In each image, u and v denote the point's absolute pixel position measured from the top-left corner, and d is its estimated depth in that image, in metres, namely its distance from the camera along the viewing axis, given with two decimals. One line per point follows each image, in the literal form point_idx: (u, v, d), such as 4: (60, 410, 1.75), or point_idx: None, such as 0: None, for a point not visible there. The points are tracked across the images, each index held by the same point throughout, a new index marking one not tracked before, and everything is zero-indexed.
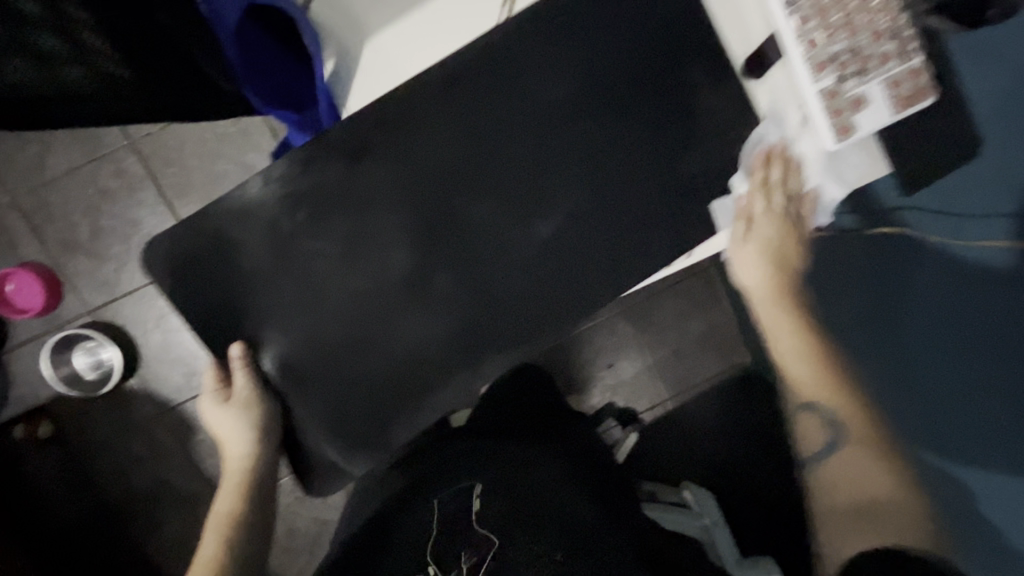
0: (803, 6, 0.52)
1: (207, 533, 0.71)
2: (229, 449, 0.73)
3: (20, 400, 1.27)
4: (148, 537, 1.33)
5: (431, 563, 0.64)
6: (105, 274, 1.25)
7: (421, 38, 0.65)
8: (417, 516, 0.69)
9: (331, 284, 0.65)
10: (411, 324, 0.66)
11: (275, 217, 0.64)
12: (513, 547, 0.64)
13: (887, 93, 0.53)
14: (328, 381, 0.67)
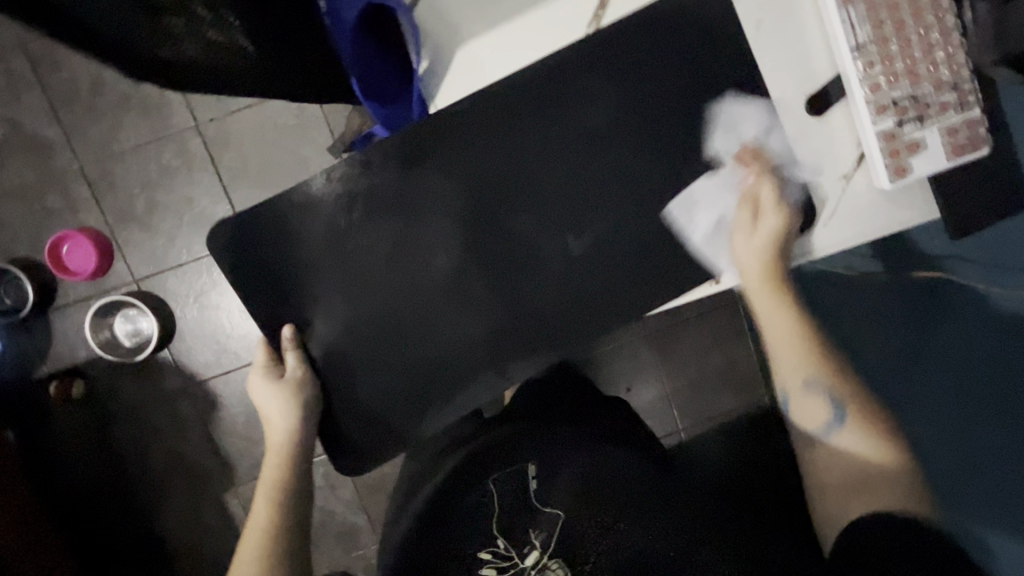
0: (870, 51, 0.54)
1: (257, 496, 0.72)
2: (272, 422, 0.72)
3: (56, 357, 1.31)
4: (158, 507, 1.36)
5: (502, 539, 0.73)
6: (154, 247, 1.30)
7: (512, 40, 0.62)
8: (474, 495, 0.75)
9: (372, 272, 0.67)
10: (461, 315, 0.67)
11: (327, 208, 0.66)
12: (575, 525, 0.72)
13: (944, 140, 0.56)
14: (367, 366, 0.69)
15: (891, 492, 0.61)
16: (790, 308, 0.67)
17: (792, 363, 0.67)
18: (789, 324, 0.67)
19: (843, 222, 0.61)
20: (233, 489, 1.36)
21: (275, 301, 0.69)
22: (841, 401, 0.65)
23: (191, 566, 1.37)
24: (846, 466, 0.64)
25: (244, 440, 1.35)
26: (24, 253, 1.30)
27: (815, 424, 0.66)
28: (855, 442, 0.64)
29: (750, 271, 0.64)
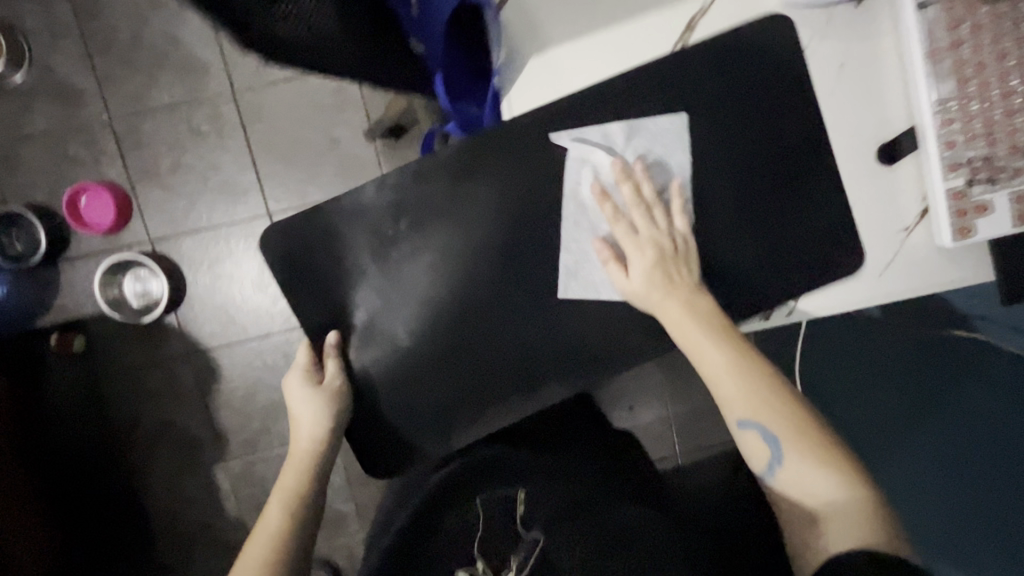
0: (950, 108, 0.54)
1: (274, 499, 0.70)
2: (299, 426, 0.72)
3: (60, 309, 1.29)
4: (144, 472, 1.34)
5: (479, 560, 0.64)
6: (174, 210, 1.28)
7: (596, 50, 0.60)
8: (455, 516, 0.71)
9: (416, 276, 0.70)
10: (504, 337, 0.68)
11: (369, 218, 0.70)
12: (556, 548, 0.63)
13: (1014, 205, 0.55)
14: (409, 363, 0.71)
15: (860, 527, 0.53)
16: (679, 290, 0.62)
17: (725, 377, 0.60)
18: (721, 359, 0.60)
19: (898, 275, 0.60)
20: (222, 463, 1.34)
21: (310, 306, 0.72)
22: (782, 432, 0.58)
23: (169, 535, 1.35)
24: (811, 498, 0.56)
25: (239, 415, 1.33)
26: (41, 199, 1.27)
27: (759, 465, 0.60)
28: (815, 481, 0.56)
29: (645, 287, 0.63)
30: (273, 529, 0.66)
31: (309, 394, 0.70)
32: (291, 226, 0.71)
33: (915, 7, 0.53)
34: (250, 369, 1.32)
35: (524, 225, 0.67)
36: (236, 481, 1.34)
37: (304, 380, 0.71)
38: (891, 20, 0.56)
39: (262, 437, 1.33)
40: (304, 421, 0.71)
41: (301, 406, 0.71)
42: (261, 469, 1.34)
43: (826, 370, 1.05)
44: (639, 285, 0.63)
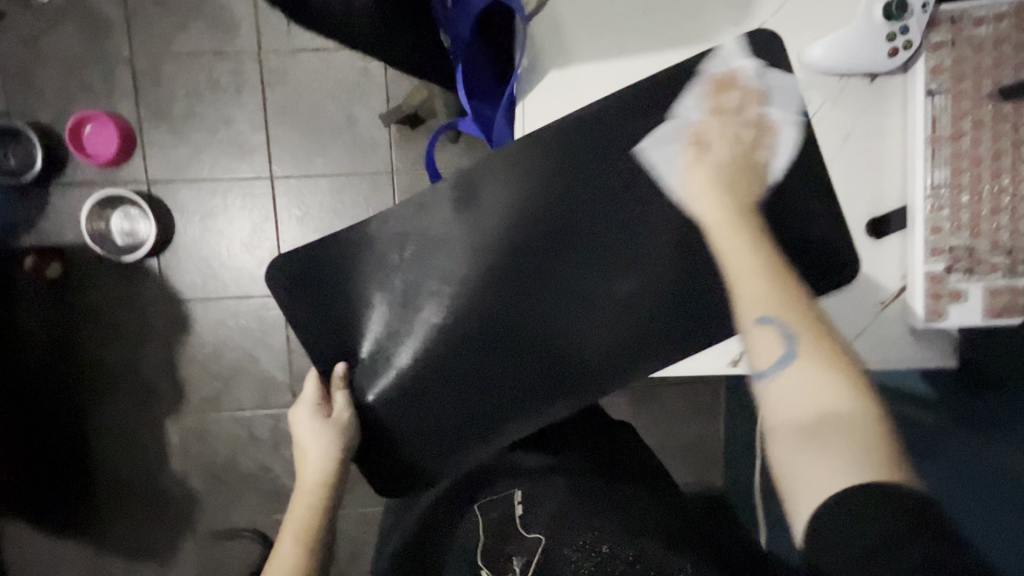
0: (942, 195, 0.56)
1: (285, 534, 0.66)
2: (307, 463, 0.67)
3: (42, 232, 1.27)
4: (95, 411, 1.31)
5: (483, 568, 0.67)
6: (177, 155, 1.28)
7: (617, 75, 0.61)
8: (466, 525, 0.72)
9: (470, 280, 0.65)
10: (506, 360, 0.65)
11: (413, 234, 0.66)
12: (557, 549, 0.65)
13: (986, 299, 0.57)
14: (444, 373, 0.66)
15: (861, 442, 0.44)
16: (739, 196, 0.57)
17: (755, 282, 0.53)
18: (737, 241, 0.55)
19: (868, 344, 0.61)
20: (176, 417, 1.32)
21: (318, 332, 0.68)
22: (802, 328, 0.49)
23: (107, 481, 1.32)
24: (796, 410, 0.47)
25: (203, 372, 1.31)
26: (45, 120, 1.26)
27: (757, 367, 0.51)
28: (813, 388, 0.47)
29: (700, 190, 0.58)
30: (288, 562, 0.65)
31: (318, 430, 0.66)
32: (301, 250, 0.67)
33: (924, 93, 0.55)
34: (222, 327, 1.30)
35: (563, 256, 0.63)
36: (187, 437, 1.32)
37: (312, 417, 0.66)
38: (901, 102, 0.58)
39: (221, 397, 1.32)
40: (313, 461, 0.67)
41: (310, 444, 0.66)
42: (214, 429, 1.32)
43: None
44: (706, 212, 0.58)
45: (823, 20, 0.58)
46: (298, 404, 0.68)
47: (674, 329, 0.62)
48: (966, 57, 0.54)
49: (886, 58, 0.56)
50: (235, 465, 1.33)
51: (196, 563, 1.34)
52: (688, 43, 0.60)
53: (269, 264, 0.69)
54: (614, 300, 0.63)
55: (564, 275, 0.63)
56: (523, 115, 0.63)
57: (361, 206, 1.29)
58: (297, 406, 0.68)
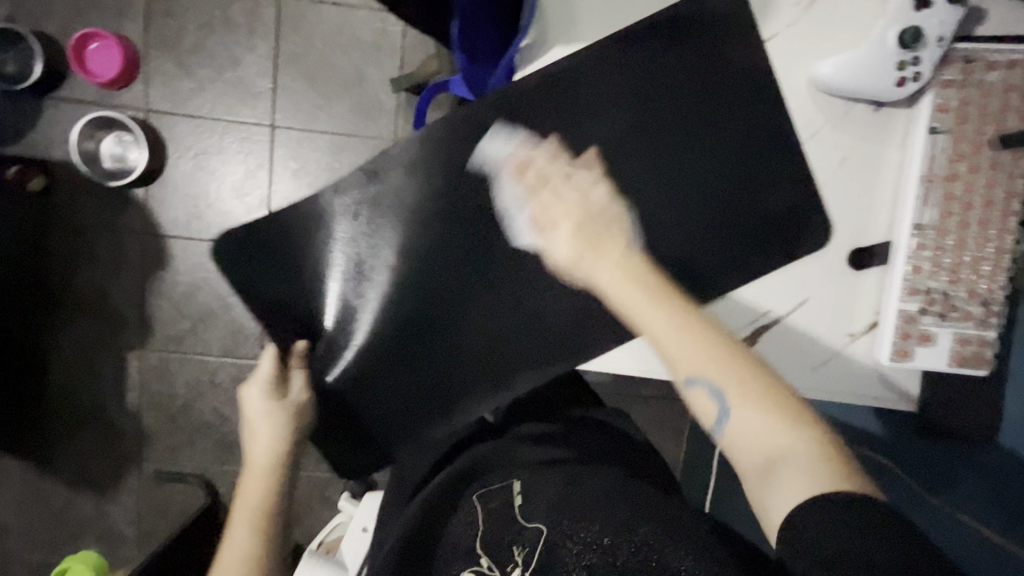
0: (927, 234, 0.55)
1: (239, 520, 0.67)
2: (258, 443, 0.70)
3: (30, 144, 1.24)
4: (58, 333, 1.28)
5: (485, 556, 0.59)
6: (179, 88, 1.25)
7: (620, 68, 0.60)
8: (463, 516, 0.63)
9: (445, 256, 0.66)
10: (461, 340, 0.68)
11: (378, 205, 0.66)
12: (560, 541, 0.58)
13: (953, 346, 0.56)
14: (414, 343, 0.69)
15: (812, 471, 0.45)
16: (608, 253, 0.56)
17: (658, 325, 0.51)
18: (637, 293, 0.53)
19: (830, 374, 0.60)
20: (139, 351, 1.29)
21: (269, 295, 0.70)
22: (728, 380, 0.49)
23: (59, 405, 1.29)
24: (756, 449, 0.48)
25: (173, 310, 1.29)
26: (50, 31, 1.23)
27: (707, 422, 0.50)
28: (762, 427, 0.47)
29: (574, 258, 0.58)
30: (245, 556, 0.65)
31: (273, 408, 0.70)
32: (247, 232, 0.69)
33: (927, 129, 0.54)
34: (199, 267, 1.28)
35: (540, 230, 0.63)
36: (147, 373, 1.30)
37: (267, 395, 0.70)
38: (902, 136, 0.58)
39: (188, 339, 1.29)
40: (267, 437, 0.70)
41: (263, 422, 0.70)
42: (175, 369, 1.30)
43: None
44: (568, 256, 0.58)
45: (835, 39, 0.57)
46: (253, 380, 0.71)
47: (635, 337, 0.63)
48: (973, 100, 0.54)
49: (893, 87, 0.55)
50: (191, 408, 1.31)
51: (137, 501, 1.32)
52: (694, 43, 0.59)
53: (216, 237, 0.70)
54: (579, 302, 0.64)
55: (501, 257, 0.65)
56: (516, 109, 0.63)
57: (358, 168, 1.27)
58: (254, 382, 0.71)
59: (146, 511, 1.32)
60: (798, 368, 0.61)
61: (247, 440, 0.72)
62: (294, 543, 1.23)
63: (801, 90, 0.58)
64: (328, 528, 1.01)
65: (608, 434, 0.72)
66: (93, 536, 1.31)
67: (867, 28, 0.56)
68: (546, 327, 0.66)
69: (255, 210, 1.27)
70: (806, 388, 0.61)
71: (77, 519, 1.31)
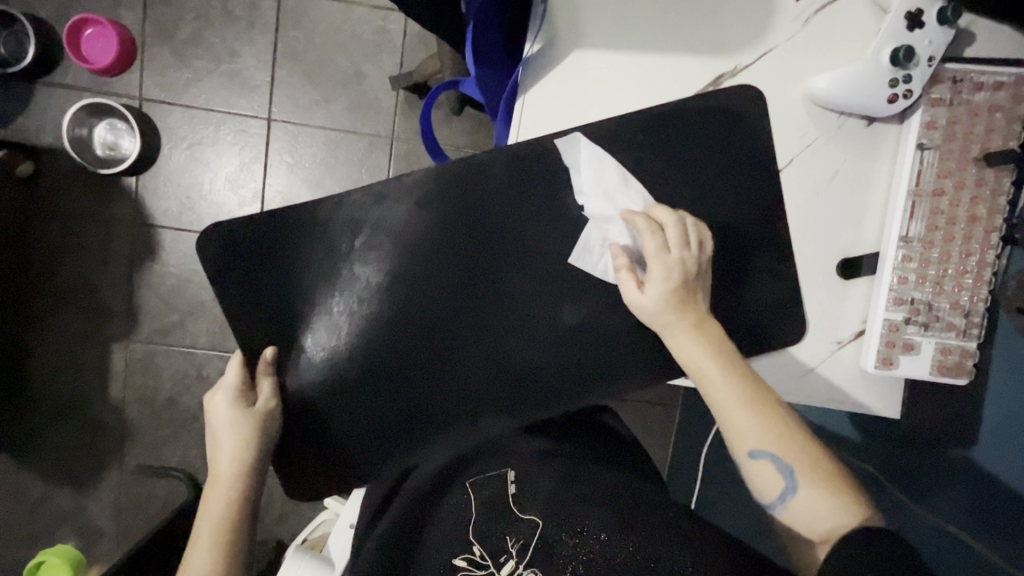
0: (914, 247, 0.57)
1: (202, 534, 0.62)
2: (219, 452, 0.67)
3: (19, 129, 1.22)
4: (41, 321, 1.26)
5: (476, 544, 0.57)
6: (175, 77, 1.24)
7: (624, 74, 0.61)
8: (453, 501, 0.62)
9: (439, 290, 0.69)
10: (440, 367, 0.70)
11: (364, 228, 0.70)
12: (557, 536, 0.55)
13: (935, 355, 0.58)
14: (412, 372, 0.70)
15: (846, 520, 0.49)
16: (691, 313, 0.58)
17: (728, 398, 0.54)
18: (712, 365, 0.55)
19: (816, 381, 0.62)
20: (124, 342, 1.28)
21: (250, 303, 0.72)
22: (796, 459, 0.51)
23: (40, 396, 1.27)
24: (816, 526, 0.50)
25: (160, 302, 1.27)
26: (44, 15, 1.21)
27: (768, 496, 0.52)
28: (818, 509, 0.50)
29: (657, 312, 0.58)
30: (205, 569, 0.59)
31: (239, 416, 0.68)
32: (238, 228, 0.71)
33: (916, 145, 0.56)
34: (189, 260, 1.27)
35: (519, 242, 0.67)
36: (132, 365, 1.28)
37: (235, 402, 0.68)
38: (892, 152, 0.60)
39: (175, 331, 1.28)
40: (230, 445, 0.66)
41: (228, 431, 0.67)
42: (161, 362, 1.28)
43: None
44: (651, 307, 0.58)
45: (830, 55, 0.59)
46: (219, 389, 0.70)
47: (608, 352, 0.67)
48: (960, 119, 0.56)
49: (885, 103, 0.57)
50: (177, 402, 1.29)
51: (117, 495, 1.29)
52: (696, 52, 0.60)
53: (199, 237, 0.72)
54: (558, 330, 0.67)
55: (504, 293, 0.68)
56: (522, 110, 0.62)
57: (354, 165, 1.26)
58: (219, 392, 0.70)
59: (126, 505, 1.30)
60: (785, 373, 0.62)
61: (209, 452, 0.68)
62: (277, 541, 1.21)
63: (795, 104, 0.60)
64: (311, 527, 1.02)
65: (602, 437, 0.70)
66: (70, 530, 1.29)
67: (861, 46, 0.58)
68: (527, 352, 0.68)
69: (248, 204, 1.26)
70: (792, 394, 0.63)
71: (55, 512, 1.29)
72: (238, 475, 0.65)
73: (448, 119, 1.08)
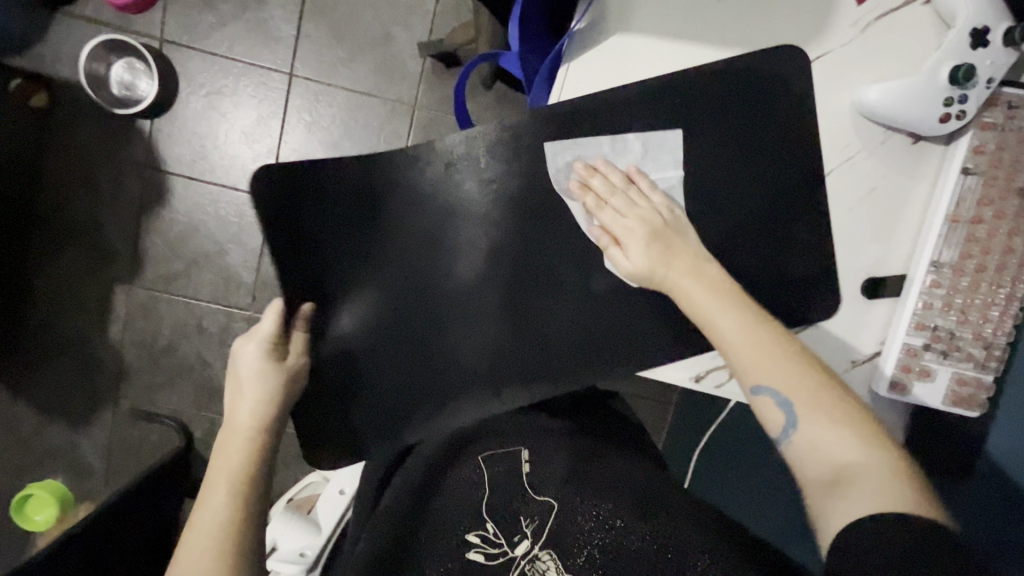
0: (944, 273, 0.57)
1: (217, 481, 0.59)
2: (241, 401, 0.64)
3: (35, 58, 1.19)
4: (45, 256, 1.25)
5: (490, 522, 0.58)
6: (199, 21, 1.21)
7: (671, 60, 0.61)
8: (465, 475, 0.63)
9: (469, 252, 0.68)
10: (467, 329, 0.69)
11: (396, 186, 0.69)
12: (570, 514, 0.56)
13: (951, 385, 0.58)
14: (446, 333, 0.69)
15: (883, 489, 0.44)
16: (685, 261, 0.58)
17: (735, 336, 0.53)
18: (732, 321, 0.54)
19: None
20: (128, 286, 1.27)
21: (275, 246, 0.71)
22: (799, 392, 0.49)
23: (39, 331, 1.27)
24: (823, 461, 0.47)
25: (167, 249, 1.26)
26: None
27: (771, 433, 0.51)
28: (830, 439, 0.47)
29: (647, 268, 0.60)
30: (220, 518, 0.56)
31: (269, 369, 0.66)
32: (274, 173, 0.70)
33: (961, 168, 0.56)
34: (198, 209, 1.25)
35: (542, 225, 0.66)
36: (133, 309, 1.27)
37: (266, 355, 0.67)
38: (933, 173, 0.59)
39: (179, 280, 1.27)
40: (252, 393, 0.64)
41: (252, 381, 0.65)
42: (162, 309, 1.28)
43: (742, 472, 0.94)
44: (640, 266, 0.60)
45: (888, 65, 0.58)
46: (251, 337, 0.68)
47: (622, 341, 0.66)
48: (1008, 145, 0.56)
49: (937, 122, 0.56)
50: (175, 350, 1.29)
51: (109, 437, 1.30)
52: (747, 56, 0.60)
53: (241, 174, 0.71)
54: (584, 280, 0.66)
55: (534, 258, 0.66)
56: (564, 81, 0.62)
57: (373, 130, 1.24)
58: (251, 340, 0.68)
59: (117, 448, 1.30)
60: None
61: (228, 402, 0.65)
62: None
63: (842, 114, 0.60)
64: (298, 488, 1.02)
65: (607, 425, 0.70)
66: (59, 466, 1.29)
67: (920, 58, 0.57)
68: (555, 312, 0.66)
69: (262, 158, 1.24)
70: None
71: (45, 447, 1.29)
72: (261, 427, 0.63)
73: (475, 93, 1.06)
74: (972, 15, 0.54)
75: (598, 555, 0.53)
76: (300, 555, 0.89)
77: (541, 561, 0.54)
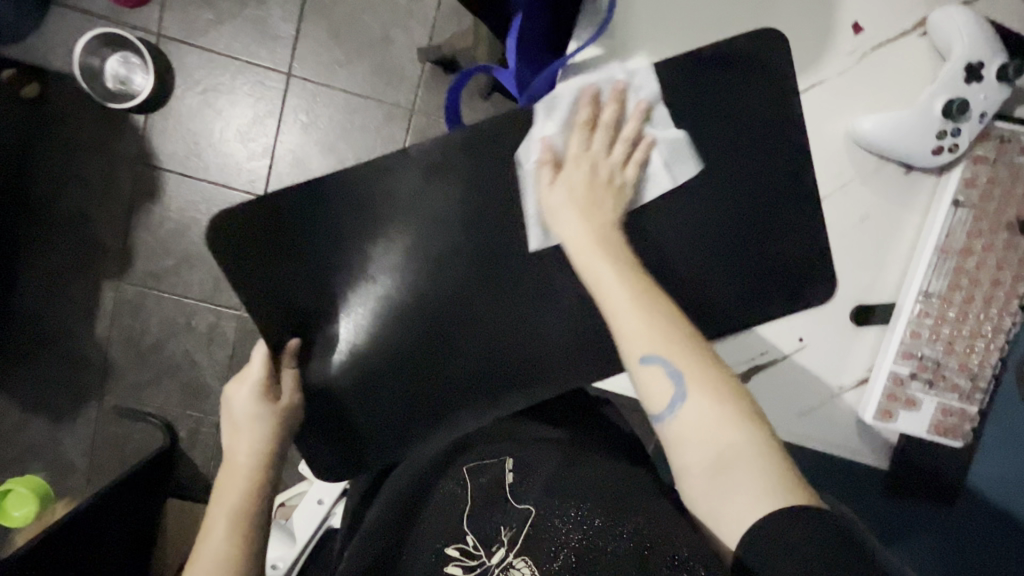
0: (932, 303, 0.58)
1: (218, 517, 0.61)
2: (240, 441, 0.63)
3: (29, 48, 1.18)
4: (32, 248, 1.23)
5: (470, 535, 0.58)
6: (196, 17, 1.20)
7: None
8: (448, 489, 0.63)
9: (470, 275, 0.64)
10: (470, 356, 0.65)
11: (400, 208, 0.62)
12: (548, 517, 0.56)
13: (935, 415, 0.60)
14: (445, 365, 0.65)
15: (760, 469, 0.46)
16: (619, 258, 0.54)
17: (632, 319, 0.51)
18: (622, 291, 0.52)
19: (813, 415, 0.63)
20: (116, 282, 1.25)
21: (248, 265, 0.61)
22: (685, 365, 0.49)
23: (24, 324, 1.25)
24: (708, 442, 0.47)
25: (156, 245, 1.25)
26: None
27: (657, 406, 0.50)
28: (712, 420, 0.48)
29: (559, 207, 0.56)
30: (221, 552, 0.59)
31: (262, 413, 0.62)
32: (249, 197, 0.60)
33: (952, 201, 0.57)
34: (190, 206, 1.24)
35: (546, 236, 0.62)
36: (121, 305, 1.26)
37: (260, 399, 0.62)
38: (925, 203, 0.60)
39: (168, 277, 1.25)
40: (250, 436, 0.63)
41: (249, 424, 0.63)
42: (150, 306, 1.26)
43: None
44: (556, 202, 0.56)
45: (882, 97, 0.59)
46: (245, 380, 0.63)
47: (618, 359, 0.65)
48: (1000, 178, 0.57)
49: (930, 154, 0.57)
50: (162, 348, 1.27)
51: (92, 434, 1.28)
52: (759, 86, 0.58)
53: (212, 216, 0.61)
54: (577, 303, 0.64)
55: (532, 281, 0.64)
56: None
57: (370, 133, 1.23)
58: (243, 381, 0.64)
59: (100, 445, 1.28)
60: (781, 411, 0.63)
61: (228, 437, 0.65)
62: None
63: (837, 140, 0.60)
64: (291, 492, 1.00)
65: (600, 431, 0.71)
66: (40, 461, 1.27)
67: (916, 91, 0.58)
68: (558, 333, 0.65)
69: (257, 157, 1.23)
70: (789, 429, 0.63)
71: (27, 442, 1.27)
72: (260, 465, 0.63)
73: (472, 102, 1.06)
74: (968, 48, 0.55)
75: (573, 559, 0.53)
76: (273, 567, 0.91)
77: (515, 568, 0.54)
